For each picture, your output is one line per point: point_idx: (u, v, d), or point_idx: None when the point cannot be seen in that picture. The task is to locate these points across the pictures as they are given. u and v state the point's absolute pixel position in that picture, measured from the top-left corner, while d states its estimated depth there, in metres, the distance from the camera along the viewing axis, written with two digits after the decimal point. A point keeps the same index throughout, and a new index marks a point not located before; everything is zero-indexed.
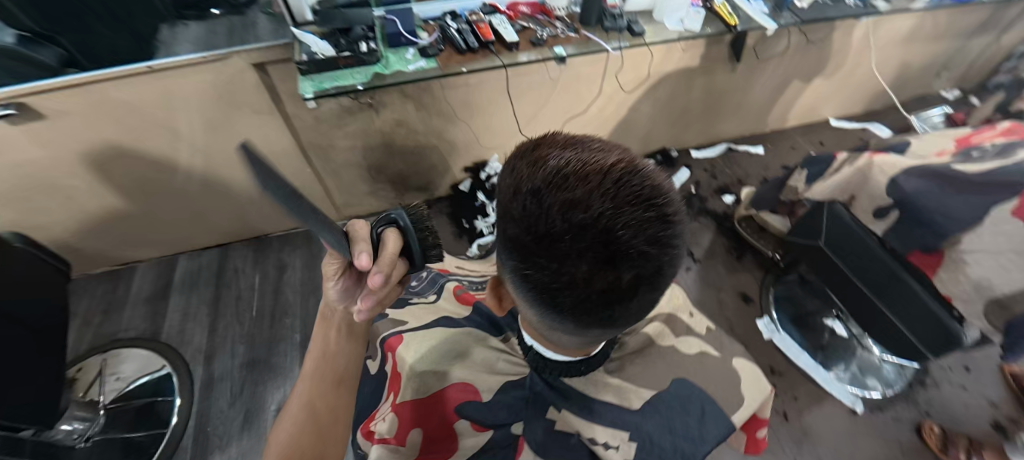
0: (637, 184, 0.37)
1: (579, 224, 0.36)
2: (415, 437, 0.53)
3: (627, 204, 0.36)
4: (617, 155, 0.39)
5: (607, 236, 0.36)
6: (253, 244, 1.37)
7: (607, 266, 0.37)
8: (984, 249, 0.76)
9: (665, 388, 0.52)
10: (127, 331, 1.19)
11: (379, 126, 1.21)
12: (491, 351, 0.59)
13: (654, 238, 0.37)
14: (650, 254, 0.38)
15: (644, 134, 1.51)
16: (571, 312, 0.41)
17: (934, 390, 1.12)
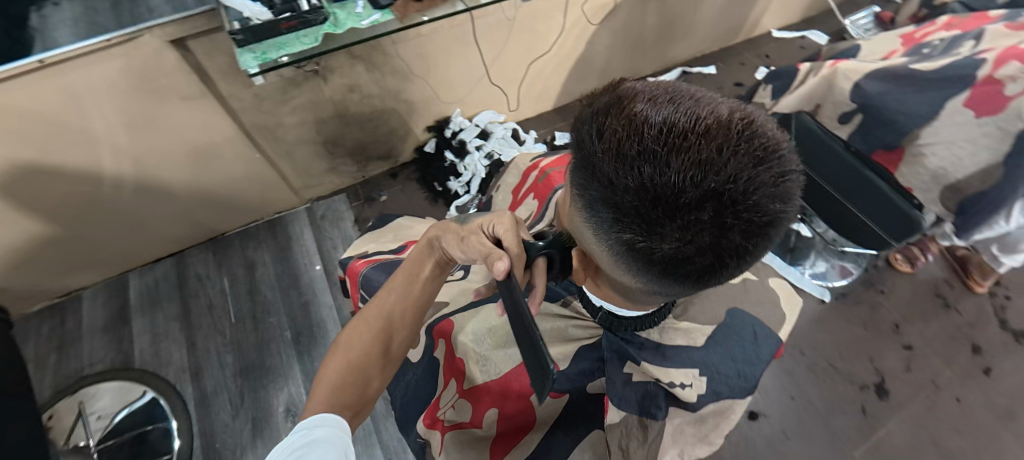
0: (762, 134, 0.33)
1: (713, 190, 0.32)
2: (492, 417, 0.61)
3: (759, 159, 0.32)
4: (726, 103, 0.35)
5: (742, 198, 0.32)
6: (211, 246, 1.25)
7: (739, 229, 0.34)
8: (941, 141, 0.83)
9: (724, 321, 0.58)
10: (93, 365, 1.07)
11: (330, 96, 1.09)
12: (558, 319, 0.60)
13: (781, 193, 0.34)
14: (776, 211, 0.35)
15: (604, 67, 1.48)
16: (688, 278, 0.38)
17: (885, 270, 1.28)
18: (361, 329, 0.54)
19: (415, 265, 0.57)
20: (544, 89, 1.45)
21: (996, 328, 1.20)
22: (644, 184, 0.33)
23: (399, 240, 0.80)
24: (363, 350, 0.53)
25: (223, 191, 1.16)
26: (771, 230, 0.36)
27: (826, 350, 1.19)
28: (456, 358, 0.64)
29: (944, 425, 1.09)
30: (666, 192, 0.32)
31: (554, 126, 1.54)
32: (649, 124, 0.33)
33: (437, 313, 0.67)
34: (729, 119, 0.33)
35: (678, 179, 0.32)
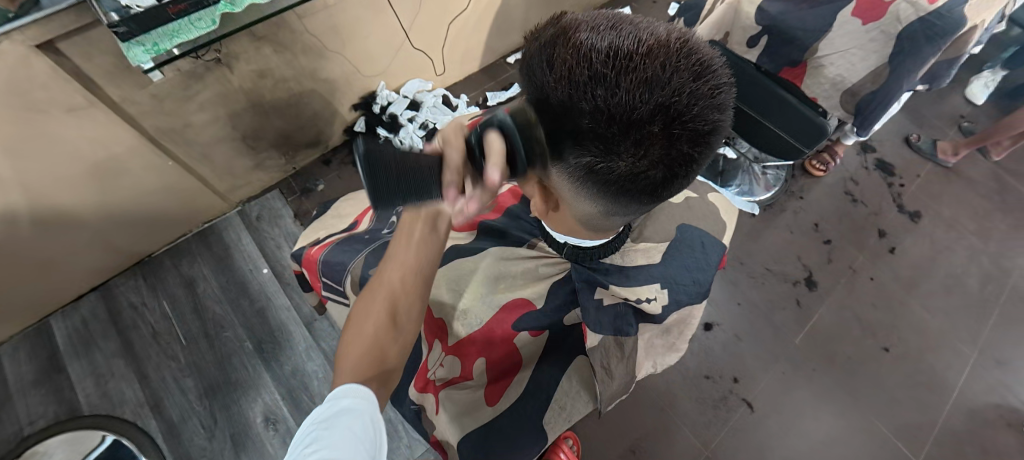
0: (697, 50, 0.36)
1: (660, 104, 0.35)
2: (482, 366, 0.61)
3: (697, 73, 0.36)
4: (663, 25, 0.37)
5: (686, 110, 0.36)
6: (139, 271, 1.14)
7: (684, 140, 0.37)
8: (835, 51, 0.91)
9: (673, 238, 0.62)
10: (32, 423, 0.97)
11: (239, 85, 1.00)
12: (526, 261, 0.63)
13: (718, 104, 0.38)
14: (714, 120, 0.38)
15: (524, 19, 1.46)
16: (643, 194, 0.41)
17: (802, 178, 1.42)
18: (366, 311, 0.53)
19: (410, 237, 0.55)
20: (467, 51, 1.42)
21: (894, 211, 1.38)
22: (598, 106, 0.35)
23: (348, 219, 0.78)
24: (372, 328, 0.52)
25: (139, 207, 1.05)
26: (710, 140, 0.40)
27: (761, 256, 1.32)
28: (436, 320, 0.64)
29: (863, 301, 1.26)
30: (619, 110, 0.35)
31: (484, 88, 1.51)
32: (596, 49, 0.34)
33: None
34: (667, 39, 0.36)
35: (629, 97, 0.34)
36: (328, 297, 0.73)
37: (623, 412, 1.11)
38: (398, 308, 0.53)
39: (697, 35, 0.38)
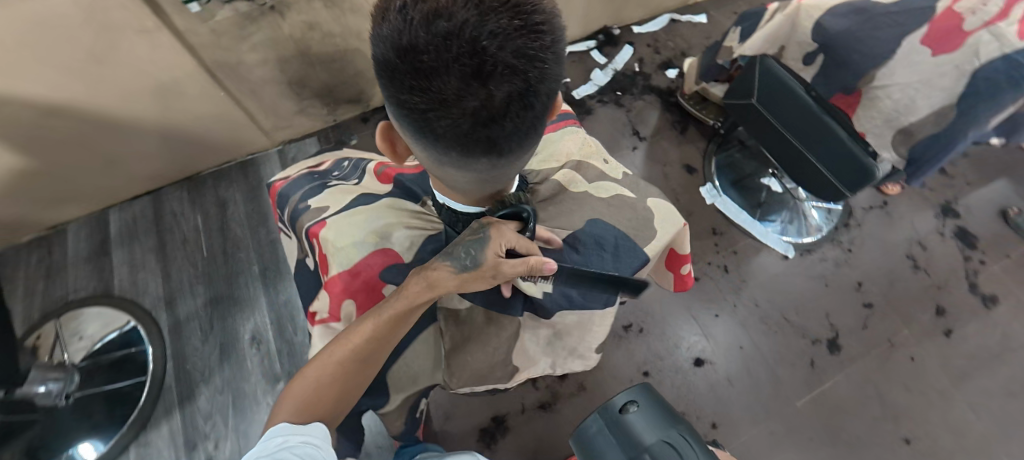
0: None
1: (444, 34, 0.35)
2: (349, 308, 0.60)
3: (494, 10, 0.35)
4: None
5: (472, 48, 0.35)
6: (185, 185, 1.30)
7: (477, 79, 0.36)
8: (897, 82, 0.79)
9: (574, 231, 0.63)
10: (77, 292, 1.15)
11: (288, 33, 1.08)
12: (405, 214, 0.66)
13: (522, 50, 0.36)
14: (519, 69, 0.37)
15: (583, 10, 1.42)
16: (453, 137, 0.41)
17: (856, 228, 1.25)
18: (329, 367, 0.53)
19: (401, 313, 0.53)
20: None
21: (963, 290, 1.17)
22: (392, 31, 0.37)
23: (316, 160, 0.80)
24: (338, 387, 0.54)
25: (190, 129, 1.19)
26: (523, 91, 0.38)
27: (780, 303, 1.18)
28: (322, 256, 0.64)
29: (893, 380, 1.09)
30: (409, 35, 0.36)
31: None
32: None
33: (313, 217, 0.66)
34: None
35: (416, 24, 0.35)
36: (282, 228, 0.76)
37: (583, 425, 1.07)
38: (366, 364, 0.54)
39: None
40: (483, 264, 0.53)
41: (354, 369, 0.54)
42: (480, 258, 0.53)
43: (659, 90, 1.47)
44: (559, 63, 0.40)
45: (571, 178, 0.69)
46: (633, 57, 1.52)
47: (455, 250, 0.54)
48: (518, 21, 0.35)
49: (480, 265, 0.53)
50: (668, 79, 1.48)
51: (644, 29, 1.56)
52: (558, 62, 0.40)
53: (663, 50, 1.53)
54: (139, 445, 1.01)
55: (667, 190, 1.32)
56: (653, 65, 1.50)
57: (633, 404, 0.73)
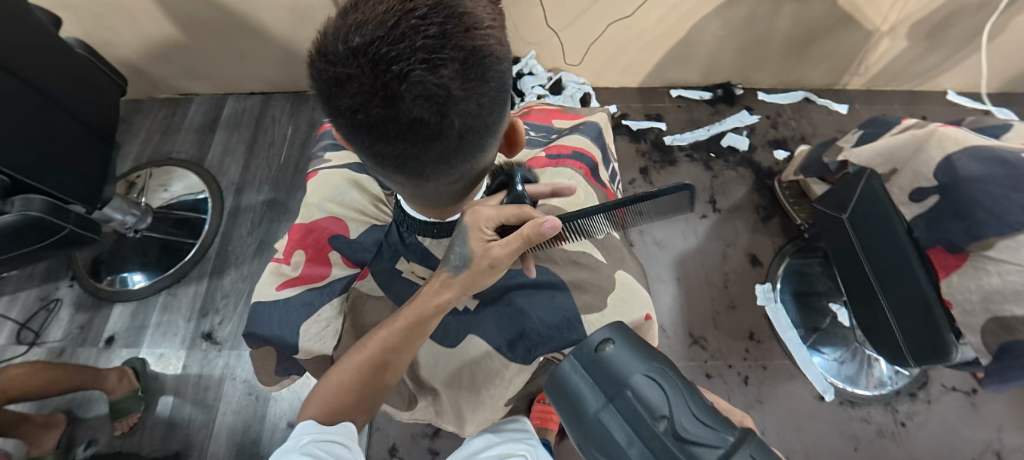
0: (427, 23, 0.35)
1: (355, 50, 0.35)
2: (297, 256, 0.67)
3: (405, 38, 0.34)
4: None
5: (376, 71, 0.35)
6: (292, 97, 1.46)
7: (380, 99, 0.36)
8: (1017, 262, 0.63)
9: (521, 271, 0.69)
10: (179, 153, 1.35)
11: None
12: (374, 197, 0.72)
13: (426, 87, 0.36)
14: (421, 102, 0.36)
15: (709, 59, 1.34)
16: (370, 148, 0.41)
17: (923, 405, 1.04)
18: (348, 370, 0.58)
19: (412, 329, 0.57)
20: (632, 62, 1.36)
21: None
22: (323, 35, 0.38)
23: None
24: (358, 387, 0.59)
25: None
26: (431, 121, 0.38)
27: (791, 444, 1.03)
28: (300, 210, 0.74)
29: None
30: (329, 43, 0.37)
31: (631, 105, 1.44)
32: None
33: (310, 172, 0.77)
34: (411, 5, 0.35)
35: (337, 35, 0.36)
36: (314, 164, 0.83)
37: None
38: (380, 371, 0.59)
39: (466, 20, 0.36)
40: (474, 257, 0.53)
41: (374, 367, 0.58)
42: (469, 250, 0.54)
43: (757, 168, 1.34)
44: (481, 101, 0.39)
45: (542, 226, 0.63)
46: (745, 124, 1.39)
47: (449, 252, 0.56)
48: (427, 59, 0.35)
49: (472, 260, 0.53)
50: (773, 160, 1.34)
51: (770, 98, 1.42)
52: (482, 99, 0.39)
53: (782, 128, 1.38)
54: (168, 294, 1.18)
55: (718, 273, 1.21)
56: (763, 140, 1.37)
57: (613, 342, 0.52)
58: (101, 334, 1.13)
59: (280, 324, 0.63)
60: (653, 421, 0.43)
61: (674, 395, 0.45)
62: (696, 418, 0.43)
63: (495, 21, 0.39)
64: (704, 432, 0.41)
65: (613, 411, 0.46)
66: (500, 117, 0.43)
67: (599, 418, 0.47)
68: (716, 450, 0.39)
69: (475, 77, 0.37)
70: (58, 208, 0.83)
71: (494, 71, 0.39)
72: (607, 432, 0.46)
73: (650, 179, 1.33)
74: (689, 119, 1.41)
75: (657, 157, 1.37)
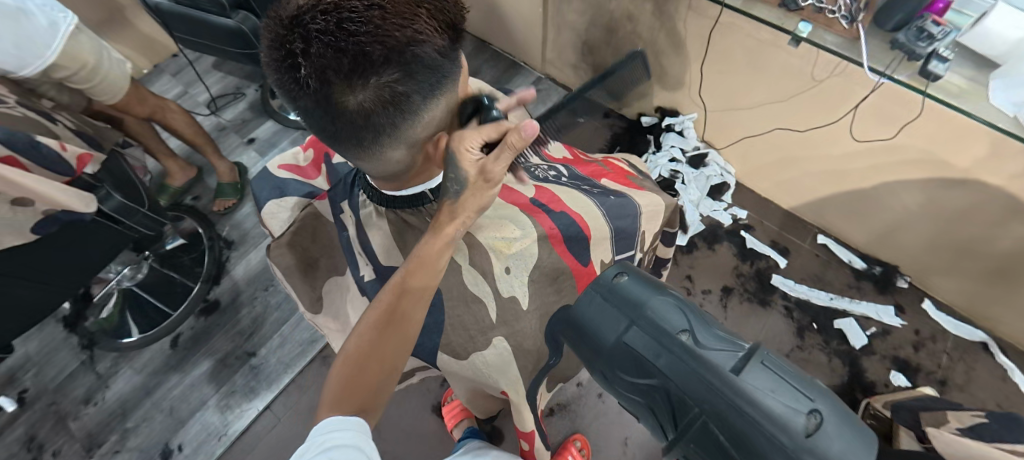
0: (325, 22, 0.33)
1: (275, 17, 0.36)
2: (305, 152, 0.65)
3: (305, 25, 0.34)
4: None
5: (277, 43, 0.35)
6: (477, 43, 1.60)
7: (280, 68, 0.37)
8: None
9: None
10: None
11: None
12: None
13: (307, 79, 0.35)
14: (303, 90, 0.36)
15: (885, 229, 1.09)
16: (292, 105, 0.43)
17: None
18: (368, 324, 0.47)
19: (429, 251, 0.47)
20: (791, 181, 1.18)
21: None
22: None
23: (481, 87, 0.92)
24: (382, 356, 0.46)
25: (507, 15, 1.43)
26: (313, 105, 0.37)
27: None
28: None
29: None
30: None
31: (764, 222, 1.25)
32: None
33: None
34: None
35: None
36: None
37: (422, 443, 1.06)
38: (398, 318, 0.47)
39: (369, 33, 0.33)
40: (468, 177, 0.44)
41: (393, 323, 0.47)
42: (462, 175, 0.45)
43: (858, 374, 1.07)
44: (364, 107, 0.36)
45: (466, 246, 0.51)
46: (881, 321, 1.11)
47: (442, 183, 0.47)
48: (311, 55, 0.34)
49: (467, 180, 0.45)
50: (885, 379, 1.05)
51: (936, 315, 1.10)
52: (367, 107, 0.36)
53: (926, 354, 1.07)
54: (302, 135, 1.44)
55: None
56: (889, 351, 1.08)
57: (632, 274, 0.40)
58: (249, 133, 1.45)
59: (261, 189, 0.62)
60: (677, 337, 0.34)
61: (694, 318, 0.36)
62: (722, 340, 0.34)
63: (418, 36, 0.35)
64: (719, 343, 0.34)
65: (638, 331, 0.35)
66: (401, 131, 0.39)
67: (623, 344, 0.36)
68: (735, 353, 0.33)
69: (359, 80, 0.35)
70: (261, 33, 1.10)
71: (388, 84, 0.35)
72: (630, 357, 0.35)
73: (726, 302, 1.17)
74: (817, 274, 1.18)
75: (750, 287, 1.18)
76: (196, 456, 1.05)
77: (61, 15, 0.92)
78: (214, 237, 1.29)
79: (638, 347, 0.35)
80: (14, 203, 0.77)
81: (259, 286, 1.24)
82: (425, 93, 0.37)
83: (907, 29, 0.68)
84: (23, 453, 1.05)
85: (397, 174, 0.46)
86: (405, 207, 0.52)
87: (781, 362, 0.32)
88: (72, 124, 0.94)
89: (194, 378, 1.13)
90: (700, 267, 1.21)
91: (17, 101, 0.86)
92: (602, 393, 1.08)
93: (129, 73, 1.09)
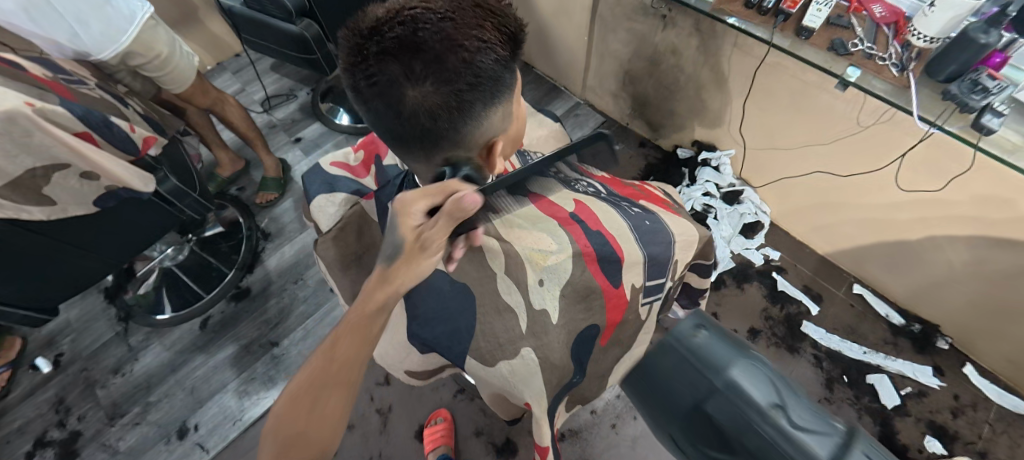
0: (399, 32, 0.36)
1: (352, 31, 0.39)
2: (357, 154, 0.69)
3: (380, 36, 0.37)
4: (433, 12, 0.37)
5: (353, 52, 0.39)
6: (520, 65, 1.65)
7: (353, 75, 0.40)
8: None
9: (455, 283, 0.52)
10: None
11: (705, 27, 1.04)
12: None
13: (379, 83, 0.38)
14: (376, 94, 0.39)
15: (927, 283, 1.05)
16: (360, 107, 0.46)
17: None
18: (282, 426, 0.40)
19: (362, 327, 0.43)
20: (828, 226, 1.16)
21: None
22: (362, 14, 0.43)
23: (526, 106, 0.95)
24: (300, 456, 0.41)
25: (551, 41, 1.47)
26: (383, 108, 0.40)
27: None
28: None
29: None
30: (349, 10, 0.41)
31: (795, 265, 1.22)
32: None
33: None
34: (403, 13, 0.37)
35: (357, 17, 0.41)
36: None
37: None
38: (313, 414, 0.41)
39: (440, 42, 0.36)
40: (404, 241, 0.44)
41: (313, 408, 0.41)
42: (399, 238, 0.44)
43: (890, 436, 1.01)
44: (430, 109, 0.38)
45: (494, 252, 0.51)
46: (918, 381, 1.05)
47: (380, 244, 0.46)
48: (386, 61, 0.37)
49: (403, 245, 0.44)
50: (919, 444, 0.99)
51: (978, 381, 1.04)
52: (433, 110, 0.38)
53: (966, 423, 1.00)
54: (346, 138, 1.50)
55: None
56: (926, 417, 1.02)
57: (713, 332, 0.33)
58: (296, 133, 1.52)
59: (312, 184, 0.66)
60: (770, 416, 0.29)
61: (785, 386, 0.31)
62: (820, 422, 0.29)
63: (484, 45, 0.37)
64: (815, 422, 0.29)
65: (724, 402, 0.30)
66: (461, 135, 0.42)
67: (700, 413, 0.30)
68: (835, 438, 0.28)
69: (428, 85, 0.37)
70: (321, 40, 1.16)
71: (454, 90, 0.37)
72: (710, 429, 0.30)
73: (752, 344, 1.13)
74: (851, 325, 1.14)
75: (779, 332, 1.14)
76: (210, 438, 1.07)
77: (139, 5, 1.00)
78: (253, 228, 1.34)
79: (718, 416, 0.30)
80: (82, 175, 0.83)
81: (289, 279, 1.28)
82: (486, 101, 0.40)
83: (962, 82, 0.68)
84: (51, 414, 1.10)
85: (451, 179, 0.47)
86: None
87: (882, 449, 0.28)
88: (142, 109, 1.02)
89: (218, 360, 1.17)
90: (725, 304, 1.19)
91: (97, 84, 0.94)
92: (616, 424, 1.05)
93: (196, 66, 1.16)
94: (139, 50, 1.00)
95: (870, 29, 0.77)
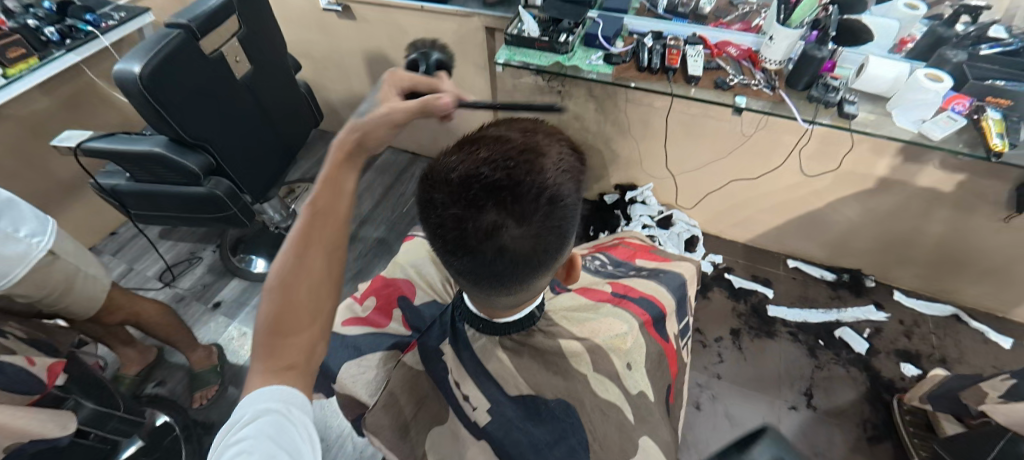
0: (526, 205, 0.44)
1: (467, 202, 0.44)
2: (370, 303, 0.68)
3: (507, 209, 0.44)
4: (545, 180, 0.45)
5: (473, 221, 0.44)
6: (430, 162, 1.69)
7: (468, 238, 0.45)
8: None
9: (552, 402, 0.52)
10: None
11: (598, 92, 1.19)
12: (440, 276, 0.72)
13: (507, 243, 0.44)
14: (502, 251, 0.45)
15: (838, 239, 1.26)
16: (441, 256, 0.50)
17: None
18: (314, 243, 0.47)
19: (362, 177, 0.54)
20: (748, 220, 1.34)
21: None
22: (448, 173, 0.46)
23: None
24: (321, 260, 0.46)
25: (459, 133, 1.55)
26: (502, 262, 0.46)
27: None
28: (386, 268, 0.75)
29: None
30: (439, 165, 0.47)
31: (735, 260, 1.38)
32: (478, 157, 0.46)
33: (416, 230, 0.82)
34: (520, 185, 0.44)
35: (458, 185, 0.45)
36: None
37: None
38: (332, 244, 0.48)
39: (558, 206, 0.45)
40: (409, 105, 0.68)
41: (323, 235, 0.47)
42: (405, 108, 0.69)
43: (877, 376, 1.14)
44: (543, 255, 0.47)
45: (578, 354, 0.56)
46: (871, 319, 1.23)
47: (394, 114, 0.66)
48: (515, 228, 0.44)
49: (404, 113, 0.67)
50: (898, 373, 1.14)
51: (908, 301, 1.25)
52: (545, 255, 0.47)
53: (918, 340, 1.18)
54: None
55: None
56: (890, 348, 1.18)
57: None
58: (213, 297, 1.33)
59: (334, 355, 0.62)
60: None
61: None
62: None
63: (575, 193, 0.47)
64: None
65: None
66: (552, 259, 0.49)
67: None
68: None
69: (547, 238, 0.46)
70: (235, 193, 1.07)
71: (562, 236, 0.47)
72: None
73: (740, 343, 1.22)
74: (802, 295, 1.30)
75: (754, 323, 1.25)
76: None
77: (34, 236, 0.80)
78: (190, 424, 1.11)
79: None
80: None
81: None
82: (573, 235, 0.50)
83: (817, 86, 0.87)
84: None
85: (529, 300, 0.54)
86: (516, 330, 0.56)
87: None
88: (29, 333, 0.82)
89: None
90: (701, 318, 1.27)
91: None
92: None
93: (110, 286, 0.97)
94: (27, 284, 0.80)
95: (735, 66, 0.96)
